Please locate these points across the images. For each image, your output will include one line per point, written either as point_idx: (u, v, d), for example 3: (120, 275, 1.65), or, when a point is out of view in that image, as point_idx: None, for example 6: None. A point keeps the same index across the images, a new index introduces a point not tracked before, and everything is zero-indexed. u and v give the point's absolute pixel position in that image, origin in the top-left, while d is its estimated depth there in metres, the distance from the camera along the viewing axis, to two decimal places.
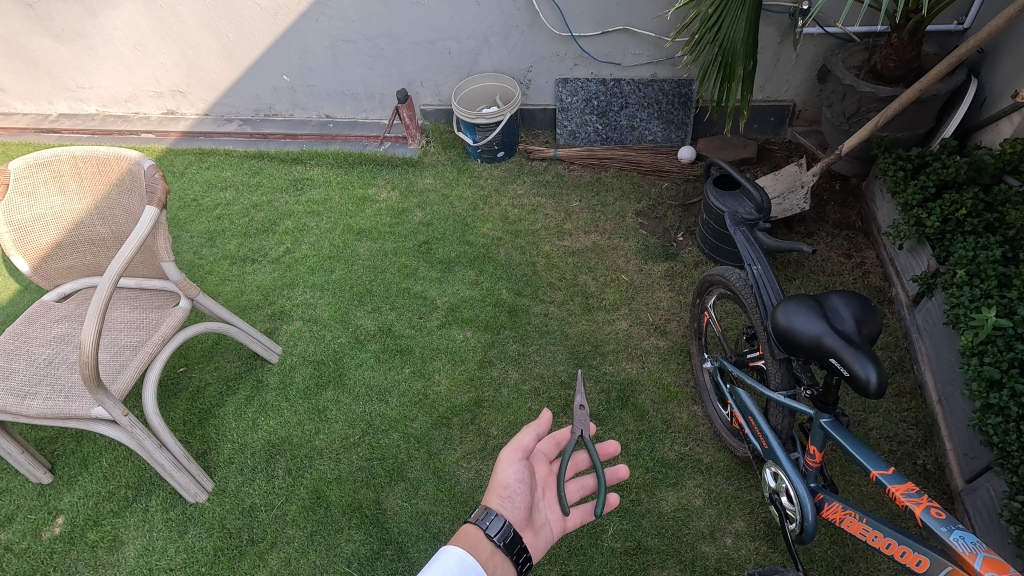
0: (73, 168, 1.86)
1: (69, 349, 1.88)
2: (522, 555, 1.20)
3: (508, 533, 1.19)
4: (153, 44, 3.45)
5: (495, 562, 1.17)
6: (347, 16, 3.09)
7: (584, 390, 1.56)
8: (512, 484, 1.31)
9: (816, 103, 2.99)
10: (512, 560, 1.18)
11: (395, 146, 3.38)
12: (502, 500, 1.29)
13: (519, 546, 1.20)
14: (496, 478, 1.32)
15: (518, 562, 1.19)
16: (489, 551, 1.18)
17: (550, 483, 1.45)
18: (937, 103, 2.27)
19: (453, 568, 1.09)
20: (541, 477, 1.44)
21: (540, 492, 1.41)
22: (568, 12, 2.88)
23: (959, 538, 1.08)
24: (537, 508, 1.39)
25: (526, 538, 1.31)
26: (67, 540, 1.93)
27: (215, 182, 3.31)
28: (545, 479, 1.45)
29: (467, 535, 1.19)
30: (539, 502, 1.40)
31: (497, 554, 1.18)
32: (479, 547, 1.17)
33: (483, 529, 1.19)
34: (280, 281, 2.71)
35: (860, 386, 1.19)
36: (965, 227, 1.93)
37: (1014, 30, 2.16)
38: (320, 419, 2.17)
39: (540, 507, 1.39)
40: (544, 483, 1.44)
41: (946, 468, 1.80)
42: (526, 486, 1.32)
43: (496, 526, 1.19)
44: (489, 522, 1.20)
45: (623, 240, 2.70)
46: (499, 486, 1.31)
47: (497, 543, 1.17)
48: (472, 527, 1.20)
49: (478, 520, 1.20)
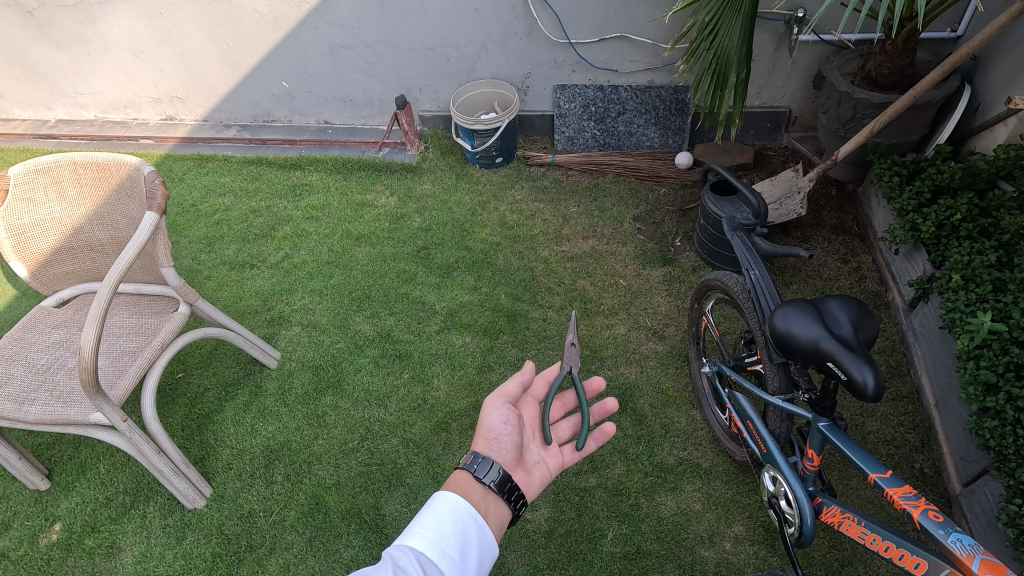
0: (73, 174, 1.86)
1: (68, 355, 1.88)
2: (515, 494, 1.11)
3: (499, 473, 1.10)
4: (152, 50, 3.46)
5: (487, 504, 1.07)
6: (346, 23, 3.11)
7: (575, 328, 1.51)
8: (499, 425, 1.26)
9: (811, 109, 3.02)
10: (505, 499, 1.09)
11: (394, 152, 3.39)
12: (490, 442, 1.23)
13: (511, 485, 1.11)
14: (482, 423, 1.27)
15: (512, 501, 1.10)
16: (481, 493, 1.08)
17: (539, 427, 1.42)
18: (931, 109, 2.30)
19: (446, 513, 0.97)
20: (529, 419, 1.41)
21: (529, 433, 1.38)
22: (566, 20, 2.90)
23: (957, 540, 1.08)
24: (528, 449, 1.35)
25: (518, 478, 1.25)
26: (64, 547, 1.92)
27: (214, 188, 3.32)
28: (534, 421, 1.42)
29: (456, 481, 1.09)
30: (528, 443, 1.36)
31: (488, 496, 1.08)
32: (469, 490, 1.07)
33: (473, 472, 1.09)
34: (279, 286, 2.71)
35: (857, 390, 1.20)
36: (960, 232, 1.94)
37: (1006, 38, 2.19)
38: (319, 425, 2.17)
39: (531, 448, 1.35)
40: (533, 425, 1.41)
41: (943, 472, 1.81)
42: (513, 427, 1.27)
43: (486, 468, 1.10)
44: (479, 463, 1.11)
45: (621, 245, 2.72)
46: (486, 430, 1.25)
47: (488, 484, 1.08)
48: (462, 472, 1.10)
49: (467, 464, 1.11)
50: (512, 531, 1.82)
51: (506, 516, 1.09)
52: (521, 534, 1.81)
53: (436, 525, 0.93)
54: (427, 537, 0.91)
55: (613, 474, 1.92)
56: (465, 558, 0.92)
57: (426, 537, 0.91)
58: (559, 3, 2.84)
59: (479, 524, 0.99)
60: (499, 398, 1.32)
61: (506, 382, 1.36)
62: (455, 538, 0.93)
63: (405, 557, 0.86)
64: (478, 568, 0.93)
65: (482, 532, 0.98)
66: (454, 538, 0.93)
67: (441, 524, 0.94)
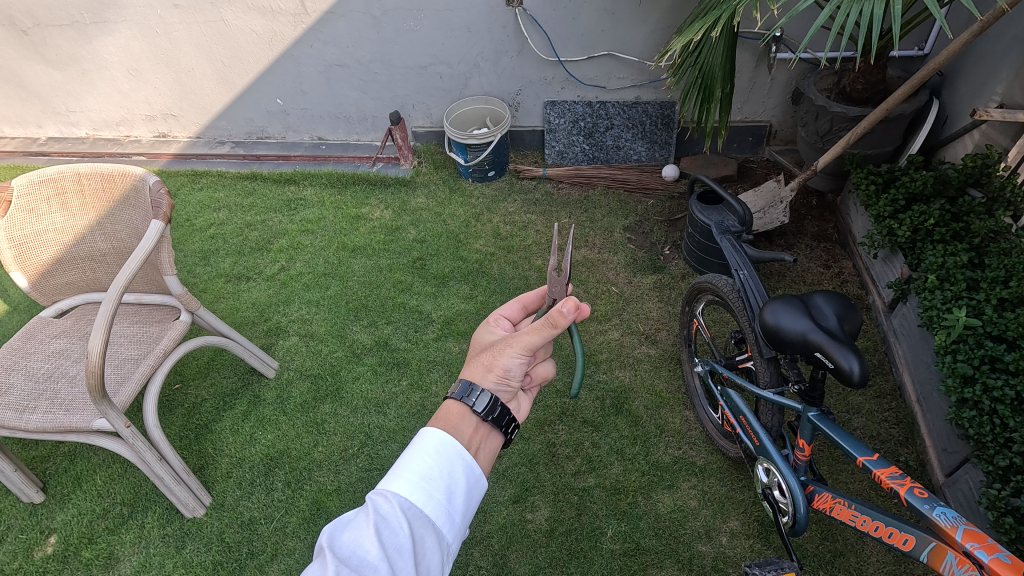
0: (77, 185, 1.89)
1: (68, 364, 1.89)
2: (509, 424, 1.08)
3: (495, 406, 1.05)
4: (147, 68, 3.51)
5: (479, 440, 1.02)
6: (342, 42, 3.20)
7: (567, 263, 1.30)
8: (510, 369, 1.12)
9: (791, 123, 3.15)
10: (500, 431, 1.06)
11: (388, 167, 3.44)
12: (499, 380, 1.10)
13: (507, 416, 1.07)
14: (495, 358, 1.11)
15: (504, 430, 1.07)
16: (474, 428, 1.03)
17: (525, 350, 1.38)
18: (903, 122, 2.43)
19: (431, 451, 0.93)
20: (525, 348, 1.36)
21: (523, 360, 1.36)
22: (556, 39, 3.02)
23: (941, 514, 1.16)
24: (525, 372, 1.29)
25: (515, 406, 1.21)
26: (60, 559, 1.91)
27: (208, 203, 3.34)
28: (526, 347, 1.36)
29: (449, 413, 1.03)
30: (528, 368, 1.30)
31: (482, 430, 1.03)
32: (461, 425, 1.02)
33: (469, 406, 1.03)
34: (275, 298, 2.74)
35: (844, 378, 1.27)
36: (934, 236, 2.05)
37: (969, 55, 2.34)
38: (319, 432, 2.18)
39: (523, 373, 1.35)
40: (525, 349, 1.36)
41: (926, 464, 1.88)
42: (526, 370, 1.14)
43: (483, 403, 1.04)
44: (473, 398, 1.04)
45: (613, 254, 2.80)
46: (496, 366, 1.11)
47: (482, 418, 1.03)
48: (454, 403, 1.05)
49: (461, 397, 1.04)
50: (513, 532, 1.84)
51: (499, 445, 1.07)
52: (522, 534, 1.84)
53: (419, 467, 0.90)
54: (410, 480, 0.88)
55: (610, 474, 1.96)
56: (451, 503, 0.90)
57: (409, 481, 0.88)
58: (548, 23, 2.96)
59: (466, 461, 0.96)
60: (524, 345, 1.10)
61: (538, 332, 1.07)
62: (441, 479, 0.90)
63: (388, 506, 0.85)
64: (466, 508, 0.92)
65: (470, 470, 0.95)
66: (440, 480, 0.90)
67: (425, 466, 0.91)
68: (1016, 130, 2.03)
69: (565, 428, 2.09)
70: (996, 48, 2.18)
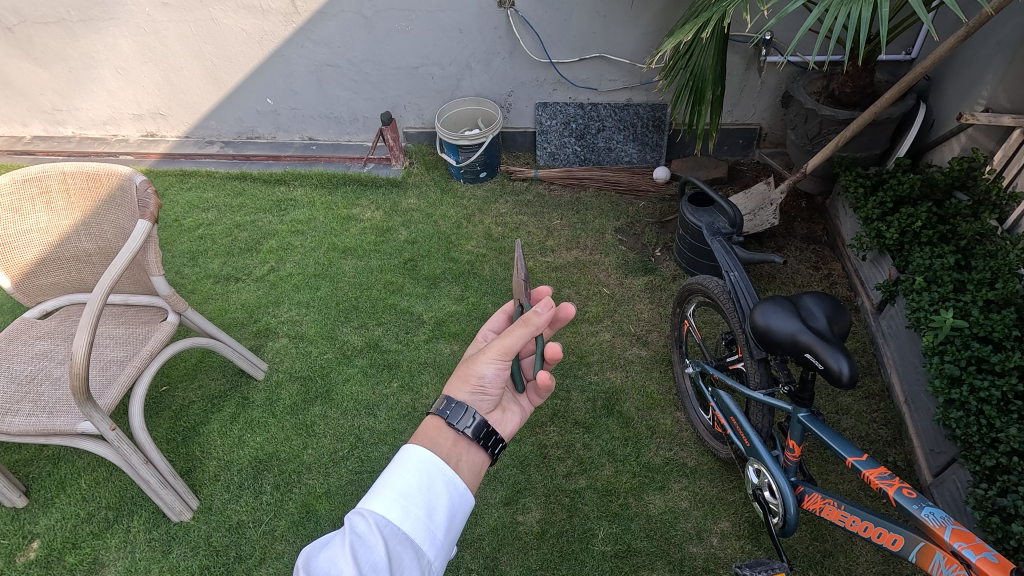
0: (62, 184, 1.86)
1: (53, 365, 1.86)
2: (490, 440, 1.07)
3: (473, 420, 1.06)
4: (135, 67, 3.47)
5: (459, 452, 1.03)
6: (333, 42, 3.18)
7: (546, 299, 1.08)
8: (485, 377, 1.15)
9: (780, 126, 3.18)
10: (481, 446, 1.05)
11: (379, 167, 3.43)
12: (473, 390, 1.15)
13: (487, 431, 1.07)
14: (471, 368, 1.15)
15: (485, 446, 1.06)
16: (452, 441, 1.03)
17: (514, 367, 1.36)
18: (891, 125, 2.46)
19: (409, 467, 0.93)
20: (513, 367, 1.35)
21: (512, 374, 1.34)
22: (547, 40, 3.02)
23: (929, 514, 1.17)
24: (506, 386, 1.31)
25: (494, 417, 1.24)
26: (43, 564, 1.87)
27: (197, 203, 3.31)
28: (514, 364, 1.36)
29: (427, 429, 1.04)
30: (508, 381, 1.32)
31: (460, 443, 1.04)
32: (439, 438, 1.02)
33: (446, 420, 1.05)
34: (264, 299, 2.72)
35: (833, 378, 1.28)
36: (921, 238, 2.07)
37: (954, 60, 2.37)
38: (309, 434, 2.17)
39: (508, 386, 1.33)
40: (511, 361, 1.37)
41: (914, 464, 1.90)
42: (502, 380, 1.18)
43: (459, 416, 1.05)
44: (452, 411, 1.06)
45: (604, 256, 2.80)
46: (475, 377, 1.15)
47: (460, 431, 1.04)
48: (433, 418, 1.06)
49: (439, 411, 1.06)
50: (504, 535, 1.83)
51: (481, 461, 1.05)
52: (514, 537, 1.83)
53: (399, 484, 0.90)
54: (389, 498, 0.88)
55: (602, 475, 1.96)
56: (429, 518, 0.89)
57: (386, 498, 0.88)
58: (540, 24, 2.97)
59: (448, 476, 0.95)
60: (499, 351, 1.13)
61: (513, 338, 1.11)
62: (420, 495, 0.90)
63: (364, 524, 0.85)
64: (448, 525, 0.91)
65: (453, 486, 0.94)
66: (419, 496, 0.90)
67: (405, 482, 0.91)
68: (1001, 134, 2.08)
69: (556, 430, 2.09)
70: (981, 53, 2.21)
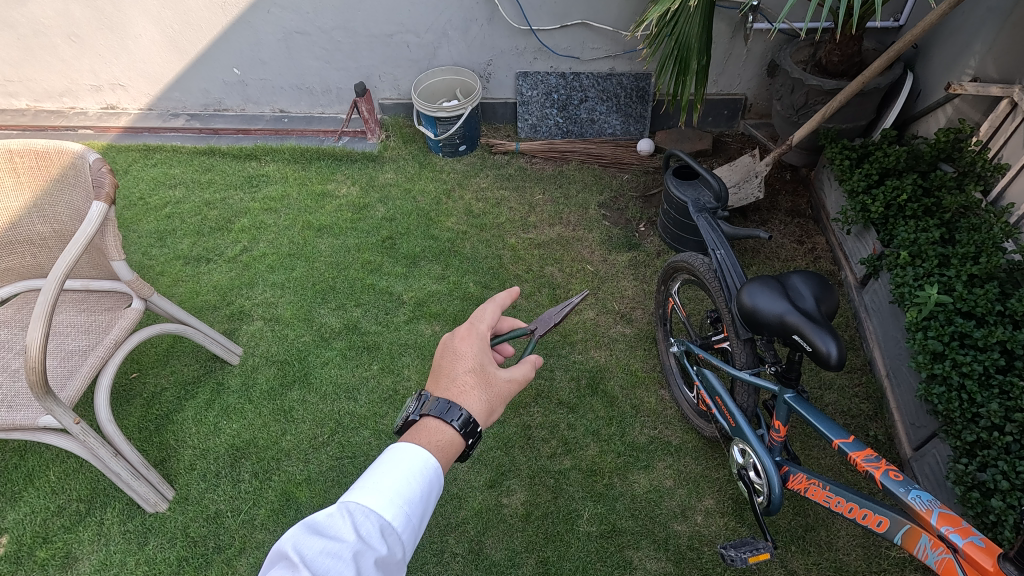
0: (8, 163, 1.73)
1: (11, 356, 1.77)
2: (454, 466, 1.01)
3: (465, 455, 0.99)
4: (90, 34, 3.26)
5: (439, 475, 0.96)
6: (300, 7, 3.01)
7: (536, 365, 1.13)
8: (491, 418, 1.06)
9: (766, 96, 3.11)
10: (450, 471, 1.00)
11: (354, 141, 3.31)
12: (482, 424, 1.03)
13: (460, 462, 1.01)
14: (491, 404, 1.04)
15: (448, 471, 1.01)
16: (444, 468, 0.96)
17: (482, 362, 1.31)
18: (878, 95, 2.41)
19: (412, 467, 0.88)
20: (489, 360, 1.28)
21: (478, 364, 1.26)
22: (526, 5, 2.89)
23: (916, 497, 1.16)
24: None
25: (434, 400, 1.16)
26: (13, 560, 1.81)
27: (163, 179, 3.16)
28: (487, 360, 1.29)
29: (437, 446, 0.94)
30: None
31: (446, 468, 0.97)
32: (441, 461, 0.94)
33: (455, 452, 0.96)
34: (237, 280, 2.62)
35: (821, 360, 1.25)
36: (906, 212, 2.04)
37: (944, 27, 2.32)
38: (287, 420, 2.11)
39: None
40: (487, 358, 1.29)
41: (895, 437, 1.91)
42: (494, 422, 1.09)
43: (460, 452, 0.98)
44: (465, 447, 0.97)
45: (587, 231, 2.74)
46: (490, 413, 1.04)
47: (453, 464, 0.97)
48: (449, 437, 0.95)
49: (457, 439, 0.95)
50: (489, 517, 1.82)
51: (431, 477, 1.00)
52: (498, 519, 1.81)
53: (398, 484, 0.85)
54: (390, 499, 0.83)
55: (587, 456, 1.94)
56: (421, 526, 0.85)
57: (387, 499, 0.83)
58: None
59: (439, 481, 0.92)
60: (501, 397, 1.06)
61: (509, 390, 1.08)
62: (418, 498, 0.86)
63: (365, 524, 0.80)
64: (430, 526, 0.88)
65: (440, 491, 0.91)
66: (417, 498, 0.85)
67: (405, 483, 0.86)
68: (988, 104, 2.05)
69: (540, 410, 2.06)
70: (971, 20, 2.16)
